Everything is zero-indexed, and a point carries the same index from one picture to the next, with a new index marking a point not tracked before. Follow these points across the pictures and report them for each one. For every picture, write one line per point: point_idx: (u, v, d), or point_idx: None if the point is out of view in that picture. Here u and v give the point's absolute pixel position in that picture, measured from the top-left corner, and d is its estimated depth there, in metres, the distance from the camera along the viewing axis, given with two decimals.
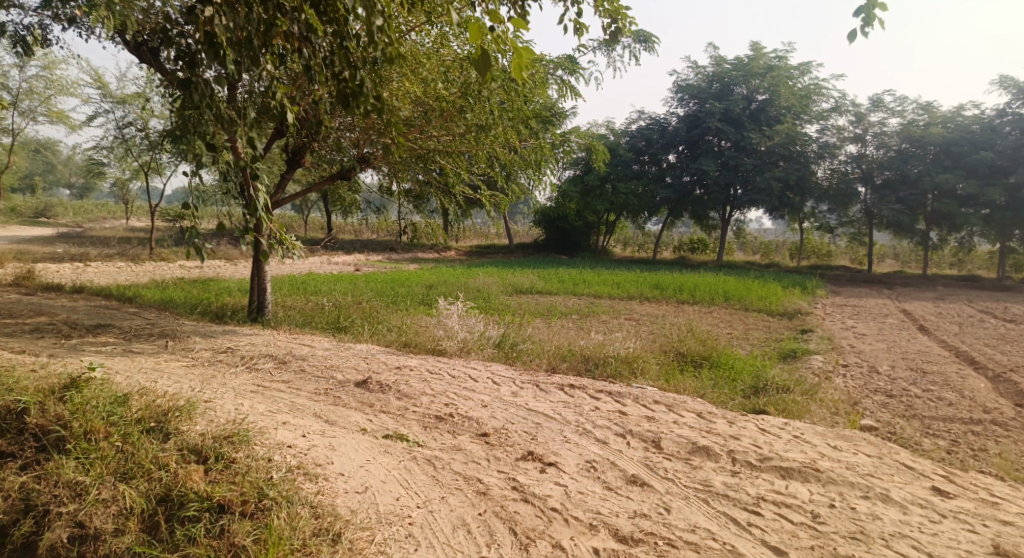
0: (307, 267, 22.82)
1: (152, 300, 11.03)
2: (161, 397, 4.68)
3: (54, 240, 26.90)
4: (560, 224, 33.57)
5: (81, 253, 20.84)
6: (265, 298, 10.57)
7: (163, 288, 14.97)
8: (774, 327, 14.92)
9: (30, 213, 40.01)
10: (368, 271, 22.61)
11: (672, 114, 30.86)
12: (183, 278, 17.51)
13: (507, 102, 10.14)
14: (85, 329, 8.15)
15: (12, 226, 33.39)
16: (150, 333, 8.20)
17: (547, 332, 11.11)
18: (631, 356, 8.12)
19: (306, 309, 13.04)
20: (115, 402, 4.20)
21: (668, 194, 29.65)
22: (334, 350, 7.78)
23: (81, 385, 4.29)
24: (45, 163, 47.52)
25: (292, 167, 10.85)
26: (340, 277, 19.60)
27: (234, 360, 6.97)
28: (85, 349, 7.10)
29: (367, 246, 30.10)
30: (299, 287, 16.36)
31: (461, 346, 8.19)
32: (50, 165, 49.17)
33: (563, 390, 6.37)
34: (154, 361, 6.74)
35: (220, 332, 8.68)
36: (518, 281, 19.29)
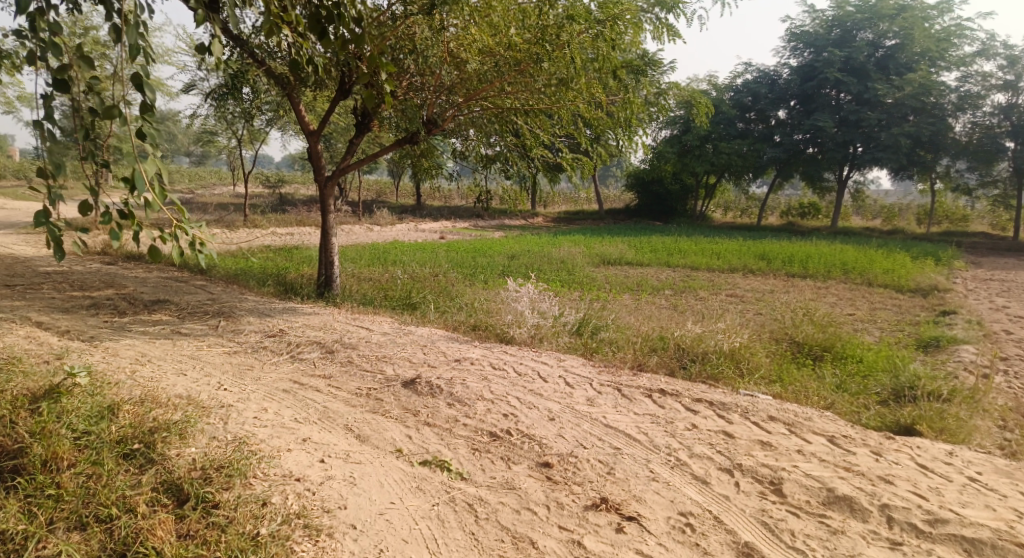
0: (392, 234, 22.54)
1: (223, 271, 10.74)
2: (163, 405, 3.91)
3: None
4: (654, 188, 31.50)
5: (180, 219, 21.56)
6: (332, 272, 9.95)
7: (247, 256, 14.95)
8: (907, 307, 12.74)
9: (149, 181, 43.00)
10: (453, 239, 22.02)
11: (783, 65, 27.80)
12: (269, 246, 17.53)
13: (593, 50, 8.80)
14: (143, 305, 7.81)
15: None
16: (204, 311, 7.70)
17: (637, 313, 9.82)
18: (737, 351, 6.73)
19: (380, 281, 12.44)
20: (96, 416, 3.44)
21: (776, 153, 26.86)
22: (391, 335, 6.93)
23: (62, 391, 3.56)
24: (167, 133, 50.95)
25: (360, 130, 10.03)
26: (423, 246, 19.04)
27: (278, 346, 6.28)
28: (133, 329, 6.67)
29: (454, 213, 29.61)
30: (380, 256, 15.89)
31: (532, 335, 7.11)
32: (171, 134, 52.84)
33: (651, 399, 5.20)
34: (195, 346, 6.14)
35: (279, 311, 8.14)
36: (605, 251, 17.96)
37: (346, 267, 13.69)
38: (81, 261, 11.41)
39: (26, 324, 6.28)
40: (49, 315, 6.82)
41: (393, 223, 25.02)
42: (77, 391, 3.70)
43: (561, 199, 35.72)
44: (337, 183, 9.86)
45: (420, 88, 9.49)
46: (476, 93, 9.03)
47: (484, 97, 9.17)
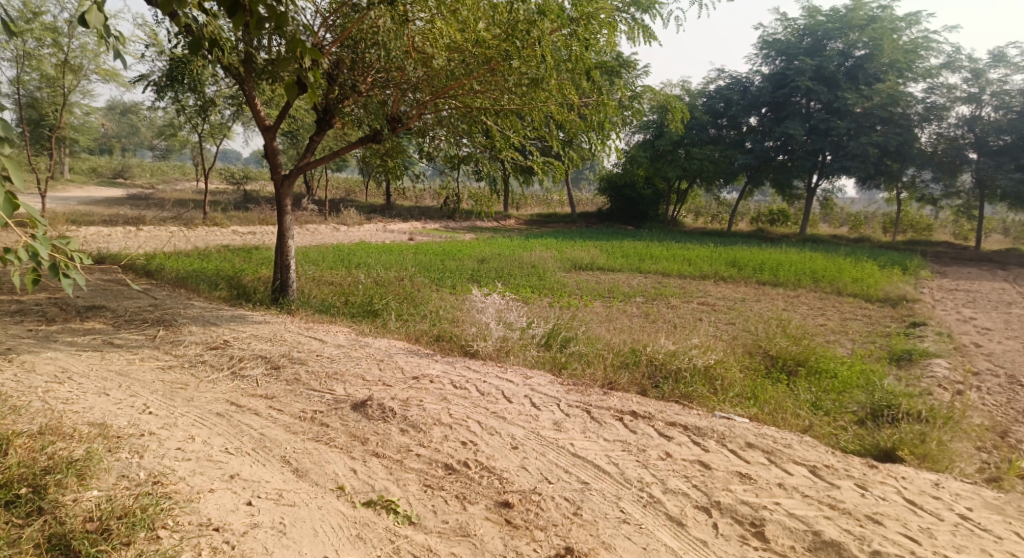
0: (359, 235, 21.90)
1: (171, 274, 10.11)
2: (66, 437, 3.37)
3: (121, 202, 27.20)
4: (627, 192, 31.42)
5: (136, 215, 20.63)
6: (288, 276, 9.39)
7: (202, 257, 14.24)
8: (876, 318, 12.66)
9: (109, 175, 41.53)
10: (421, 241, 21.49)
11: (755, 72, 27.88)
12: (228, 245, 16.81)
13: (566, 47, 8.42)
14: (76, 311, 7.19)
15: (87, 186, 34.30)
16: (143, 319, 7.11)
17: (607, 323, 9.50)
18: (712, 368, 6.42)
19: (342, 285, 11.89)
20: None
21: (747, 160, 26.92)
22: (344, 348, 6.44)
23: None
24: (130, 126, 49.43)
25: (321, 127, 9.51)
26: (390, 247, 18.49)
27: (220, 361, 5.75)
28: (59, 340, 6.07)
29: (424, 214, 29.05)
30: (344, 258, 15.33)
31: (498, 349, 6.70)
32: (134, 127, 51.22)
33: (622, 424, 4.85)
34: (125, 360, 5.58)
35: (227, 318, 7.59)
36: (577, 255, 17.66)
37: (307, 270, 13.10)
38: None
39: None
40: None
41: (361, 224, 24.36)
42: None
43: (534, 201, 35.40)
44: (295, 182, 9.30)
45: (385, 83, 9.03)
46: (443, 91, 8.60)
47: (452, 95, 8.79)
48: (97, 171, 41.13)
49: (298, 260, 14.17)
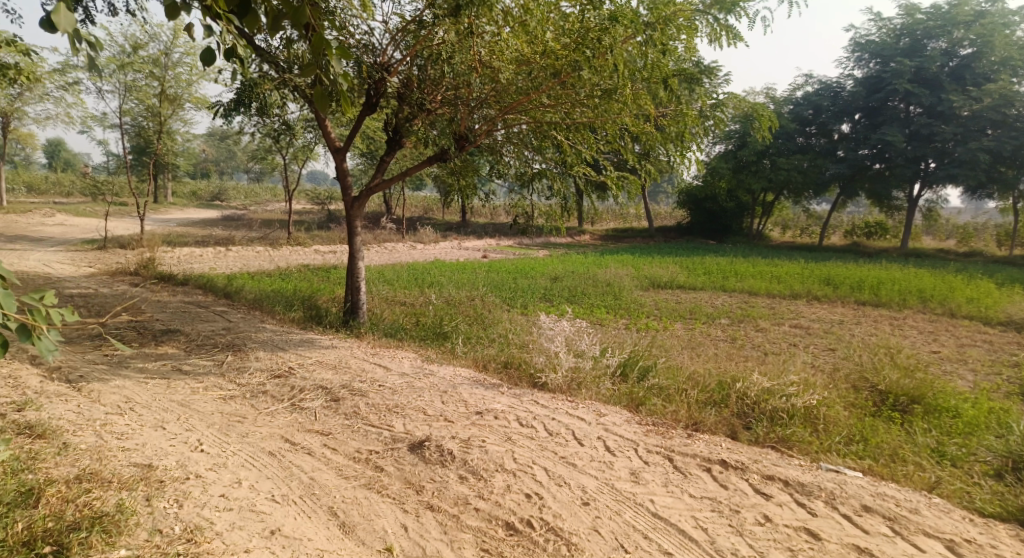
0: (434, 253, 21.98)
1: (249, 295, 10.26)
2: (104, 483, 3.18)
3: (215, 223, 28.74)
4: (708, 206, 30.15)
5: (227, 236, 21.66)
6: (359, 298, 9.26)
7: (283, 277, 14.57)
8: (1001, 344, 11.18)
9: (208, 197, 44.29)
10: (495, 258, 21.31)
11: (846, 77, 26.05)
12: (308, 265, 17.20)
13: (639, 56, 7.86)
14: (153, 335, 7.30)
15: (188, 208, 36.75)
16: (213, 344, 7.09)
17: (689, 350, 8.80)
18: (812, 408, 5.64)
19: (413, 306, 11.75)
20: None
21: (839, 170, 25.16)
22: (407, 377, 6.12)
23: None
24: (228, 151, 52.71)
25: (391, 147, 9.40)
26: (464, 266, 18.37)
27: (281, 392, 5.53)
28: (130, 366, 6.10)
29: (499, 231, 28.96)
30: (418, 277, 15.29)
31: (568, 380, 6.19)
32: (231, 152, 54.54)
33: (709, 477, 4.30)
34: (189, 389, 5.48)
35: (295, 343, 7.48)
36: (655, 273, 16.89)
37: (380, 290, 13.09)
38: (111, 284, 11.18)
39: (16, 358, 5.78)
40: (47, 348, 6.34)
41: (436, 241, 24.51)
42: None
43: (610, 216, 34.66)
44: (366, 204, 9.18)
45: (453, 100, 8.83)
46: (512, 107, 8.39)
47: (521, 110, 8.55)
48: (198, 194, 44.10)
49: (372, 280, 14.23)
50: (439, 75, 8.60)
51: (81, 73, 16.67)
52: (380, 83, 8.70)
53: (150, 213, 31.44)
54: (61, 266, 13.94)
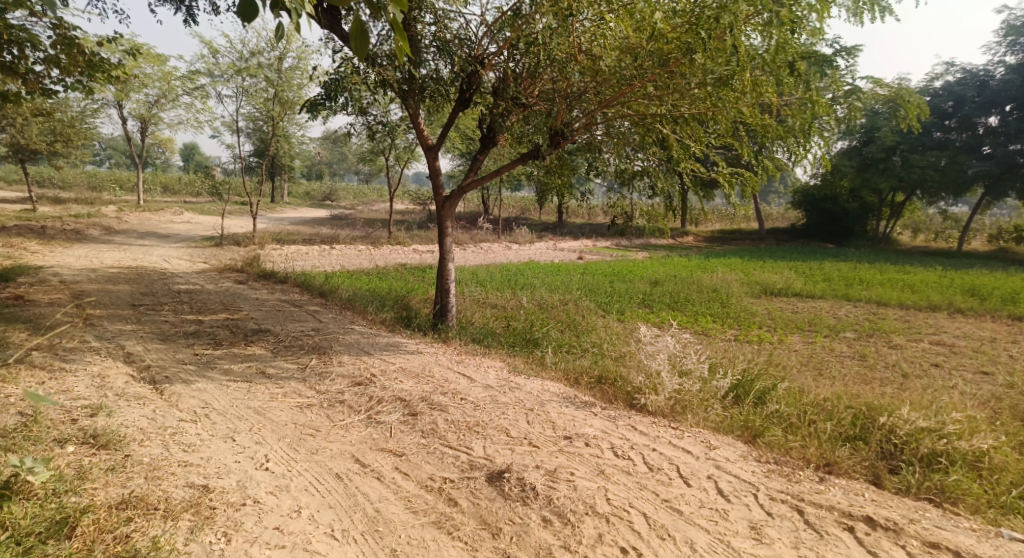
0: (529, 254, 21.56)
1: (342, 294, 10.24)
2: (149, 516, 2.97)
3: (322, 222, 29.98)
4: (826, 206, 27.77)
5: (332, 235, 22.36)
6: (448, 301, 8.89)
7: (380, 276, 14.67)
8: None
9: (320, 198, 46.60)
10: (592, 260, 20.56)
11: (998, 63, 22.87)
12: (405, 264, 17.32)
13: (760, 37, 7.04)
14: (245, 334, 7.28)
15: (302, 208, 38.74)
16: (300, 346, 6.93)
17: (809, 368, 7.76)
18: (976, 453, 4.59)
19: (504, 309, 11.33)
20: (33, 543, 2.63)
21: (985, 167, 22.22)
22: (491, 391, 5.61)
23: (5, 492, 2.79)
24: (340, 153, 55.26)
25: (485, 145, 8.98)
26: (560, 267, 17.80)
27: (359, 401, 5.20)
28: (218, 366, 6.03)
29: (597, 232, 28.14)
30: (512, 278, 14.90)
31: (671, 403, 5.48)
32: (343, 155, 57.13)
33: (845, 542, 3.51)
34: (268, 395, 5.28)
35: (382, 346, 7.22)
36: (768, 279, 15.51)
37: (473, 291, 12.79)
38: (217, 280, 11.59)
39: (112, 356, 5.83)
40: (143, 346, 6.40)
41: (532, 242, 24.09)
42: (32, 493, 2.90)
43: (715, 216, 32.80)
44: (457, 204, 8.80)
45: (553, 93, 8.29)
46: (614, 98, 7.71)
47: (623, 102, 7.87)
48: (311, 194, 46.51)
49: (466, 280, 13.98)
50: (538, 68, 8.12)
51: (206, 80, 17.71)
52: (473, 76, 8.32)
53: (267, 212, 33.31)
54: (179, 262, 14.79)
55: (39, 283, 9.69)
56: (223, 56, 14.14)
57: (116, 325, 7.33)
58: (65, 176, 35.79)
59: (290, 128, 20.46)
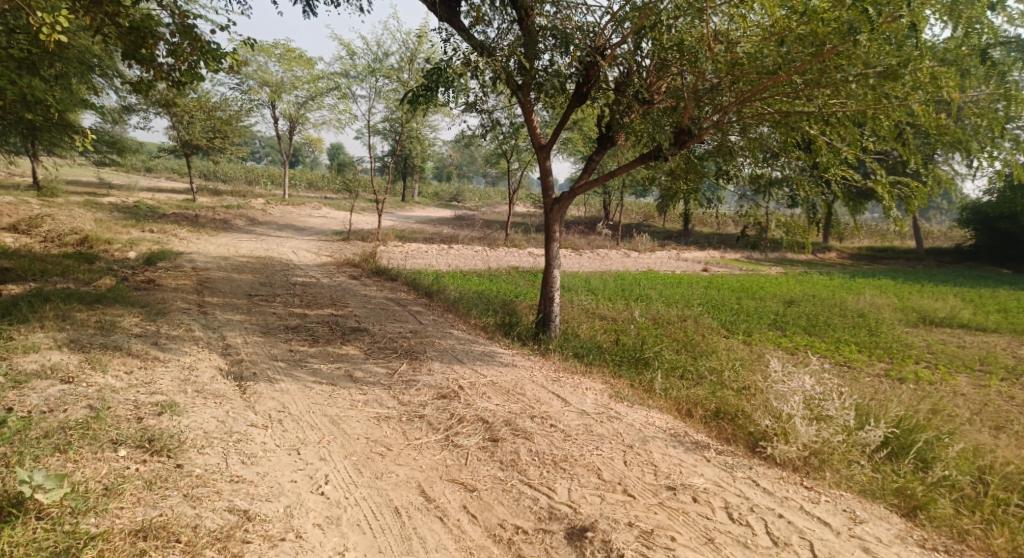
0: (649, 262, 20.45)
1: (447, 294, 10.00)
2: (166, 550, 2.75)
3: (444, 221, 30.57)
4: (1004, 225, 23.98)
5: (451, 234, 22.58)
6: (551, 310, 8.30)
7: (491, 278, 14.42)
8: None
9: (447, 198, 47.89)
10: (717, 273, 19.09)
11: None
12: (518, 267, 16.98)
13: (944, 23, 5.77)
14: (342, 332, 7.15)
15: (430, 207, 39.88)
16: (393, 349, 6.63)
17: (985, 422, 6.32)
18: None
19: (615, 321, 10.56)
20: None
21: None
22: (587, 419, 4.96)
23: (14, 511, 2.71)
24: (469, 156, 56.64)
25: (603, 144, 8.25)
26: (681, 279, 16.63)
27: (440, 416, 4.74)
28: (307, 364, 5.85)
29: (725, 243, 26.30)
30: (628, 288, 14.04)
31: (805, 455, 4.57)
32: (472, 157, 58.52)
33: None
34: (349, 402, 4.96)
35: (477, 355, 6.77)
36: (928, 306, 13.42)
37: (584, 299, 12.11)
38: (333, 274, 11.85)
39: (209, 347, 5.83)
40: (243, 338, 6.41)
41: (653, 250, 22.88)
42: (47, 512, 2.78)
43: (864, 231, 29.58)
44: (566, 207, 8.19)
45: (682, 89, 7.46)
46: (751, 93, 6.75)
47: (761, 97, 6.86)
48: (440, 195, 47.85)
49: (577, 288, 13.33)
50: (666, 58, 7.31)
51: (344, 81, 18.45)
52: (593, 69, 7.69)
53: (396, 209, 34.56)
54: (305, 254, 15.46)
55: (174, 270, 10.33)
56: (359, 58, 14.60)
57: (226, 315, 7.47)
58: (225, 171, 39.47)
59: (419, 130, 20.95)
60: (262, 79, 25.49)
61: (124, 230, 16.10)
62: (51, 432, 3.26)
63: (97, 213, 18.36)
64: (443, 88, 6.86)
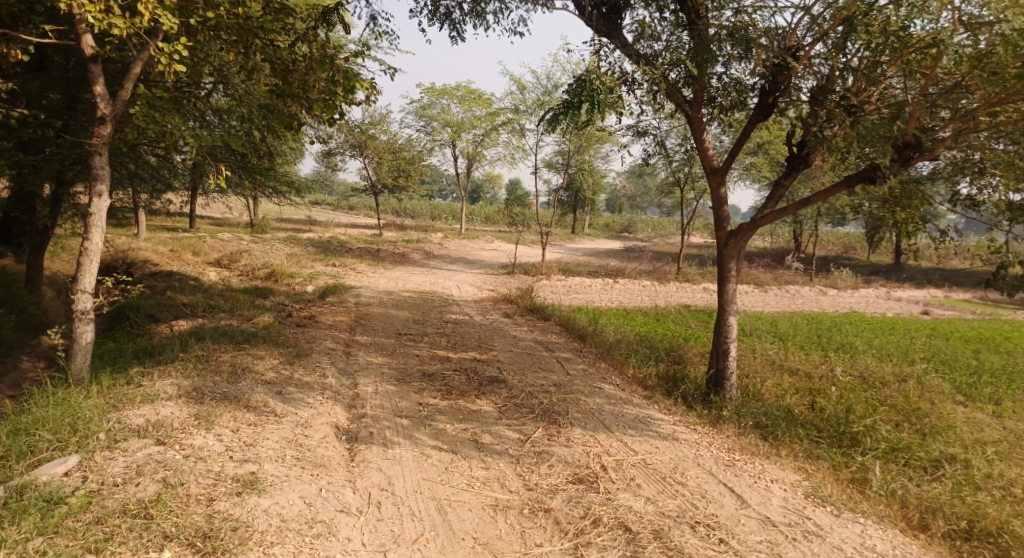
0: (850, 302, 17.56)
1: (605, 337, 8.94)
2: None
3: (614, 253, 29.54)
4: None
5: (620, 267, 21.43)
6: (726, 365, 6.85)
7: (659, 317, 13.09)
8: None
9: (619, 230, 46.85)
10: (943, 317, 15.72)
11: None
12: (690, 305, 15.39)
13: None
14: (482, 380, 6.42)
15: (600, 239, 39.00)
16: (531, 407, 5.73)
17: None
18: None
19: (809, 379, 8.73)
20: None
21: None
22: (772, 536, 3.80)
23: None
24: (644, 188, 55.18)
25: (794, 166, 6.73)
26: (891, 324, 13.84)
27: (573, 513, 3.78)
28: (432, 422, 5.16)
29: (951, 280, 21.98)
30: (824, 335, 11.86)
31: None
32: (646, 189, 56.97)
33: None
34: (467, 477, 4.15)
35: (631, 421, 5.65)
36: None
37: (769, 347, 10.33)
38: (490, 311, 11.42)
39: (335, 397, 5.41)
40: (375, 387, 5.94)
41: (856, 288, 19.67)
42: None
43: None
44: (745, 240, 6.76)
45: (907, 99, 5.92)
46: (1010, 92, 5.03)
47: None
48: (612, 226, 46.69)
49: (762, 333, 11.51)
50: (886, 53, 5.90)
51: (513, 116, 18.48)
52: (780, 74, 6.31)
53: (566, 242, 34.23)
54: (468, 288, 15.43)
55: (338, 305, 10.58)
56: (528, 91, 14.42)
57: (369, 357, 7.17)
58: (413, 207, 42.33)
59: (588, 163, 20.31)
60: (443, 120, 26.77)
61: (311, 264, 17.42)
62: (104, 516, 3.00)
63: (294, 249, 20.26)
64: (590, 103, 6.01)
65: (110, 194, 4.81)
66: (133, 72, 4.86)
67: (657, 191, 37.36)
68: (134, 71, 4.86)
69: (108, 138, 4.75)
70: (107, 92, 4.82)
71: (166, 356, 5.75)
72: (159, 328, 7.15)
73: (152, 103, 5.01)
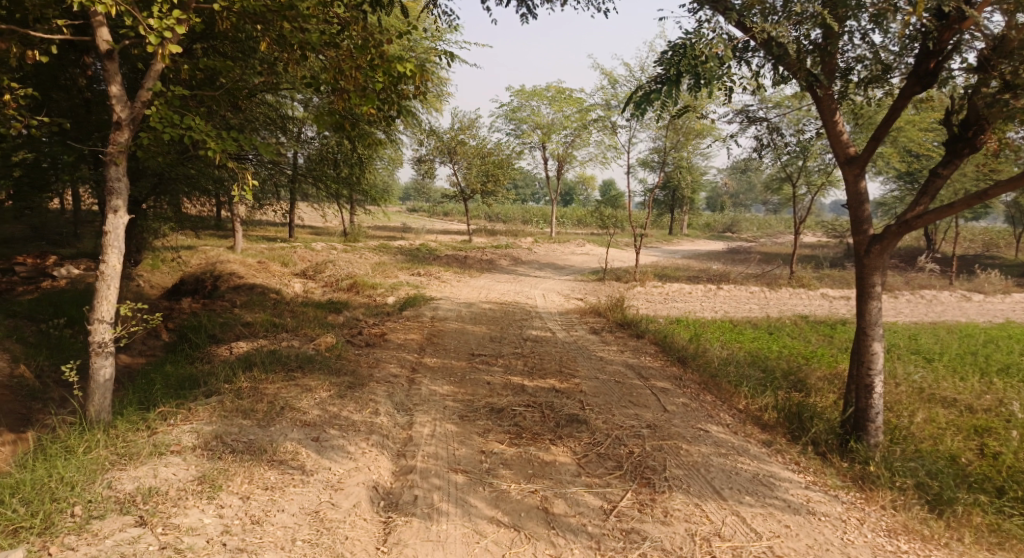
0: (1004, 309, 14.92)
1: (711, 359, 7.61)
2: None
3: (716, 255, 27.47)
4: None
5: (723, 272, 19.60)
6: (871, 403, 5.43)
7: (772, 331, 11.47)
8: None
9: (720, 229, 44.10)
10: None
11: None
12: (806, 315, 13.56)
13: None
14: (560, 417, 5.38)
15: (699, 240, 36.66)
16: (618, 460, 4.61)
17: None
18: None
19: (973, 415, 6.99)
20: None
21: None
22: None
23: None
24: (747, 184, 51.82)
25: (959, 152, 5.19)
26: None
27: None
28: (493, 478, 4.21)
29: None
30: (980, 353, 9.82)
31: None
32: (750, 185, 53.45)
33: None
34: None
35: (749, 482, 4.43)
36: None
37: (913, 370, 8.56)
38: (576, 326, 10.35)
39: (383, 442, 4.59)
40: (433, 426, 5.04)
41: (1009, 292, 16.81)
42: None
43: None
44: (893, 246, 5.31)
45: None
46: None
47: None
48: (712, 225, 43.95)
49: (901, 352, 9.68)
50: None
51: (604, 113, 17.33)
52: (946, 29, 4.83)
53: (663, 244, 32.40)
54: (555, 297, 14.44)
55: (414, 320, 9.90)
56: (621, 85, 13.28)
57: (435, 385, 6.31)
58: (505, 212, 41.89)
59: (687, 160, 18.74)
60: (534, 122, 25.96)
61: (396, 272, 17.09)
62: None
63: (383, 257, 20.18)
64: (691, 76, 4.90)
65: (127, 209, 4.25)
66: (154, 68, 4.28)
67: (762, 187, 34.53)
68: (155, 68, 4.29)
69: (125, 145, 4.22)
70: (124, 92, 4.24)
71: (208, 389, 5.17)
72: (219, 351, 6.70)
73: (171, 104, 4.47)
